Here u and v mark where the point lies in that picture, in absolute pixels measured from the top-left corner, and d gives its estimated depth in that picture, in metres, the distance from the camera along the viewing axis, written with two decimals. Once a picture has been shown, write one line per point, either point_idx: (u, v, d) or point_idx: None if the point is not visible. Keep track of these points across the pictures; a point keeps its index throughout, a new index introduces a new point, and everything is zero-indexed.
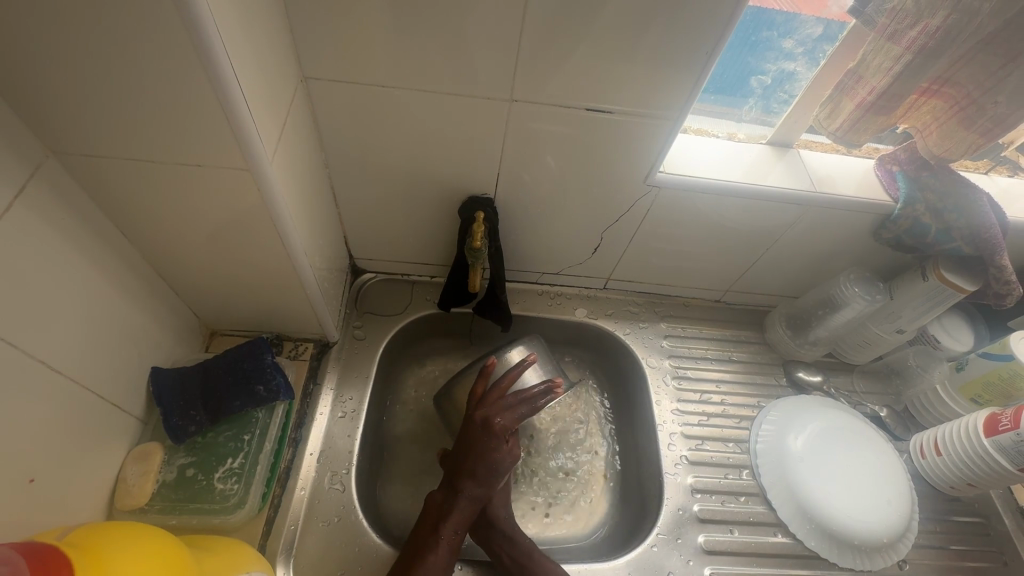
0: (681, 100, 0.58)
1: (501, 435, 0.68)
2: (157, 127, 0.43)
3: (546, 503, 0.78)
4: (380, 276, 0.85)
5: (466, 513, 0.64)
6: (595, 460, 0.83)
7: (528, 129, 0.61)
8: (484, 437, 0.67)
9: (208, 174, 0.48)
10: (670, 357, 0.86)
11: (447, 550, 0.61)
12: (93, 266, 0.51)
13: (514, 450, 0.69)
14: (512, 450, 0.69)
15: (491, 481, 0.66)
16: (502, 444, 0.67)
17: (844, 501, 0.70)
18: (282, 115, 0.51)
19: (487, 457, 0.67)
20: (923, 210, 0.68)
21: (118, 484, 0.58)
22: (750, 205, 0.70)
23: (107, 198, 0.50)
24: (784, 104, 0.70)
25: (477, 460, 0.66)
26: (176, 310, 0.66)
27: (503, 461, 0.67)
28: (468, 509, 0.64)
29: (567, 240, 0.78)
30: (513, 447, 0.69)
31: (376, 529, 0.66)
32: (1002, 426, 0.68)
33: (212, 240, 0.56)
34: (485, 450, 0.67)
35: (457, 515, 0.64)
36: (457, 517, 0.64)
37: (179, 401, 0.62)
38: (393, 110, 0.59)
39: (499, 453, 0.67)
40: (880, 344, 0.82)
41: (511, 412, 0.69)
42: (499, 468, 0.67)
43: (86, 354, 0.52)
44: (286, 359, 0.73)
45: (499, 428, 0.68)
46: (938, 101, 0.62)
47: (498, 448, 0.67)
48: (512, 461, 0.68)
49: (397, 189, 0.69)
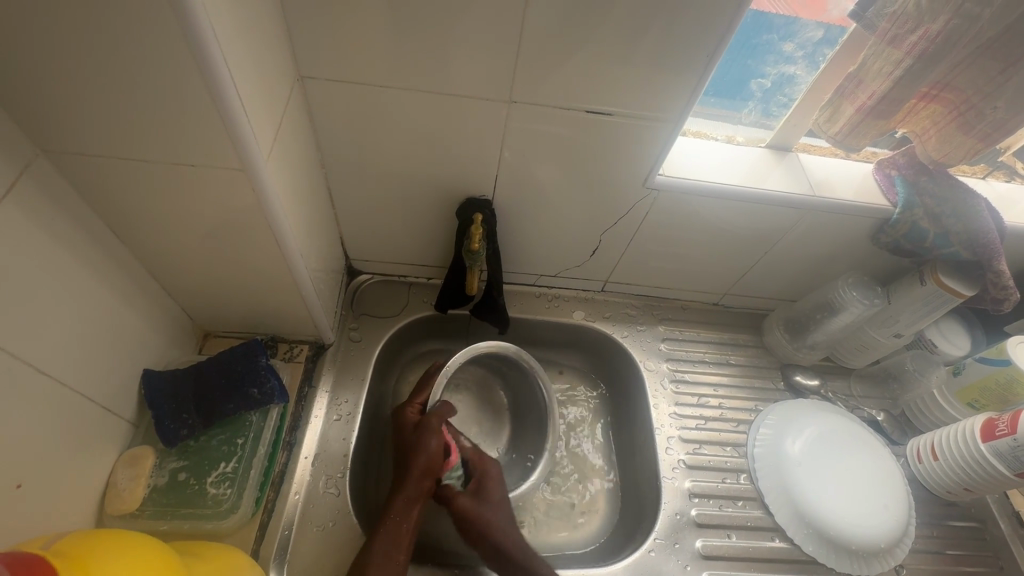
0: (681, 102, 0.57)
1: (408, 421, 0.71)
2: (149, 126, 0.43)
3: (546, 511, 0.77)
4: (376, 278, 0.84)
5: (400, 498, 0.64)
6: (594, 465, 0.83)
7: (527, 132, 0.61)
8: (399, 430, 0.71)
9: (201, 174, 0.47)
10: (668, 360, 0.86)
11: (387, 537, 0.60)
12: (85, 266, 0.50)
13: (427, 422, 0.69)
14: (424, 424, 0.69)
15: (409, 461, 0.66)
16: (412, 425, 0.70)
17: (817, 491, 0.71)
18: (278, 114, 0.50)
19: (405, 443, 0.69)
20: (921, 214, 0.68)
21: (109, 489, 0.57)
22: (749, 209, 0.69)
23: (98, 197, 0.49)
24: (784, 107, 0.70)
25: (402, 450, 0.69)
26: (169, 312, 0.65)
27: (419, 436, 0.68)
28: (404, 495, 0.64)
29: (565, 243, 0.77)
30: (425, 421, 0.69)
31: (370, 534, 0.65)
32: (999, 431, 0.68)
33: (205, 241, 0.55)
34: (402, 439, 0.70)
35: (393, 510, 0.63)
36: (392, 512, 0.62)
37: (172, 403, 0.62)
38: (391, 111, 0.59)
39: (410, 433, 0.70)
40: (878, 348, 0.82)
41: (419, 402, 0.74)
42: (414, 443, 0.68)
43: (76, 357, 0.51)
44: (281, 361, 0.72)
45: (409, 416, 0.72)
46: (937, 106, 0.62)
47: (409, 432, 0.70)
48: (427, 431, 0.68)
49: (394, 191, 0.69)
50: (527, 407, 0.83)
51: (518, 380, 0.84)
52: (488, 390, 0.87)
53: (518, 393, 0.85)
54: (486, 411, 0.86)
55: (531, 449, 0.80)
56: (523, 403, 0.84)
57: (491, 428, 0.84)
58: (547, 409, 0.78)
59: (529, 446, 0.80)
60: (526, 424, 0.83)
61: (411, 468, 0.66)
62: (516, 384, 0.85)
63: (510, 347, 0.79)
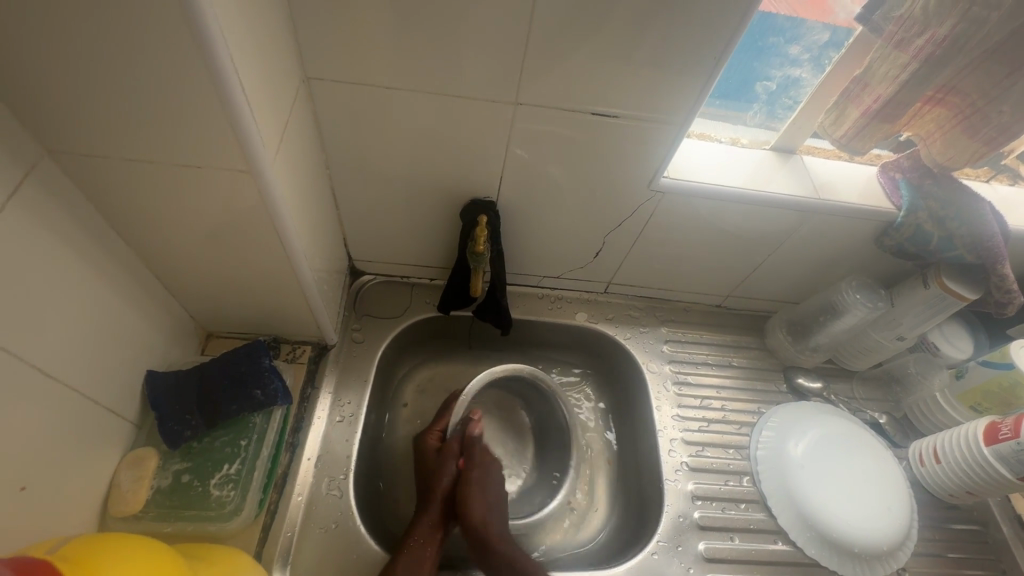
0: (687, 105, 0.57)
1: (430, 448, 0.74)
2: (156, 127, 0.42)
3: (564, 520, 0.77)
4: (379, 278, 0.84)
5: (425, 521, 0.65)
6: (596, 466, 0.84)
7: (532, 133, 0.61)
8: (422, 459, 0.74)
9: (207, 175, 0.47)
10: (671, 362, 0.86)
11: (410, 557, 0.60)
12: (88, 266, 0.50)
13: (447, 448, 0.73)
14: (445, 450, 0.73)
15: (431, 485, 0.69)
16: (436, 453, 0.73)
17: (826, 497, 0.71)
18: (284, 115, 0.50)
19: (428, 470, 0.72)
20: (925, 217, 0.68)
21: (111, 490, 0.56)
22: (753, 212, 0.69)
23: (102, 198, 0.49)
24: (788, 110, 0.70)
25: (426, 478, 0.72)
26: (172, 312, 0.64)
27: (441, 462, 0.72)
28: (429, 517, 0.66)
29: (569, 244, 0.77)
30: (446, 446, 0.73)
31: (375, 538, 0.65)
32: (1002, 434, 0.68)
33: (209, 242, 0.55)
34: (426, 466, 0.73)
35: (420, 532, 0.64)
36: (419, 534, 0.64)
37: (176, 405, 0.61)
38: (396, 112, 0.58)
39: (432, 459, 0.73)
40: (881, 351, 0.82)
41: (439, 429, 0.77)
42: (436, 469, 0.71)
43: (80, 358, 0.50)
44: (284, 362, 0.72)
45: (431, 443, 0.75)
46: (942, 109, 0.61)
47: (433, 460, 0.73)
48: (447, 455, 0.72)
49: (398, 192, 0.68)
50: (547, 425, 0.83)
51: (541, 403, 0.84)
52: (510, 413, 0.87)
53: (540, 413, 0.85)
54: (508, 432, 0.85)
55: (556, 467, 0.80)
56: (544, 422, 0.84)
57: (514, 449, 0.84)
58: (568, 425, 0.80)
59: (554, 464, 0.81)
60: (547, 440, 0.83)
61: (434, 493, 0.68)
62: (538, 405, 0.85)
63: (525, 368, 0.81)
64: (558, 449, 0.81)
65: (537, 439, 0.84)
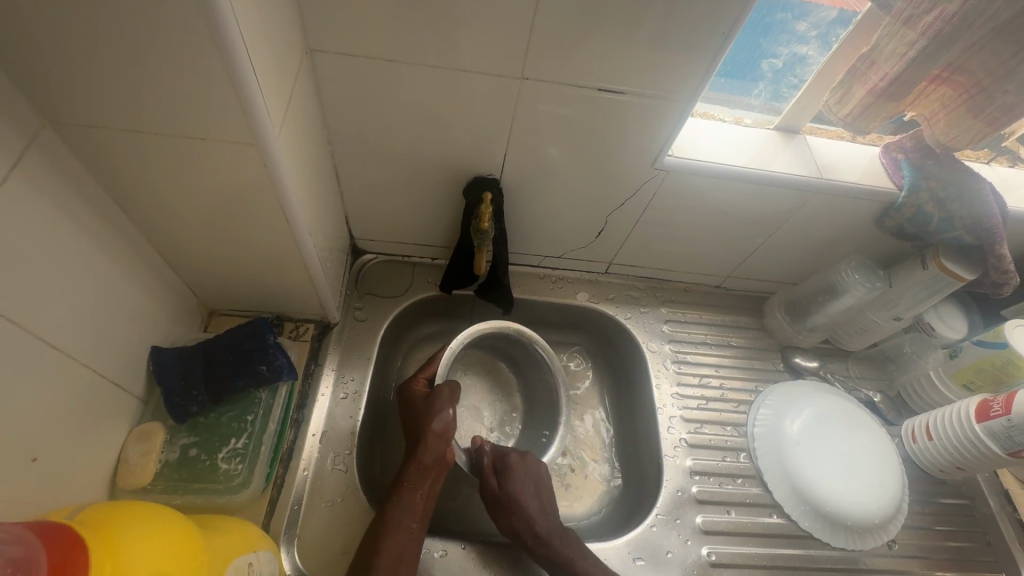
0: (694, 81, 0.57)
1: (417, 392, 0.72)
2: (158, 97, 0.42)
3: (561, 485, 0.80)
4: (380, 257, 0.84)
5: (420, 465, 0.66)
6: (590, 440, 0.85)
7: (537, 110, 0.60)
8: (408, 403, 0.72)
9: (211, 148, 0.46)
10: (671, 342, 0.86)
11: (403, 503, 0.62)
12: (93, 240, 0.50)
13: (437, 393, 0.71)
14: (435, 395, 0.71)
15: (423, 428, 0.68)
16: (422, 401, 0.71)
17: (822, 470, 0.73)
18: (288, 88, 0.49)
19: (416, 413, 0.70)
20: (927, 197, 0.68)
21: (120, 464, 0.57)
22: (757, 191, 0.69)
23: (105, 171, 0.48)
24: (793, 89, 0.69)
25: (413, 422, 0.70)
26: (175, 290, 0.64)
27: (429, 405, 0.70)
28: (422, 461, 0.66)
29: (571, 224, 0.77)
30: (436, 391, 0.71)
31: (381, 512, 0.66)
32: (994, 412, 0.70)
33: (212, 217, 0.54)
34: (411, 412, 0.71)
35: (408, 496, 0.63)
36: (408, 500, 0.63)
37: (182, 380, 0.62)
38: (400, 88, 0.58)
39: (421, 403, 0.71)
40: (877, 331, 0.83)
41: (425, 377, 0.75)
42: (425, 412, 0.69)
43: (85, 333, 0.51)
44: (288, 339, 0.72)
45: (417, 390, 0.73)
46: (948, 89, 0.61)
47: (420, 409, 0.70)
48: (435, 401, 0.70)
49: (401, 169, 0.68)
50: (531, 380, 0.85)
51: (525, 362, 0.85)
52: (496, 369, 0.88)
53: (521, 367, 0.85)
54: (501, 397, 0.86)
55: (546, 426, 0.80)
56: (528, 376, 0.85)
57: (505, 410, 0.85)
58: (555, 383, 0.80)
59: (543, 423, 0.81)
60: (536, 399, 0.84)
61: (427, 436, 0.67)
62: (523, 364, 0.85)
63: (510, 327, 0.80)
64: (546, 407, 0.81)
65: (526, 398, 0.85)
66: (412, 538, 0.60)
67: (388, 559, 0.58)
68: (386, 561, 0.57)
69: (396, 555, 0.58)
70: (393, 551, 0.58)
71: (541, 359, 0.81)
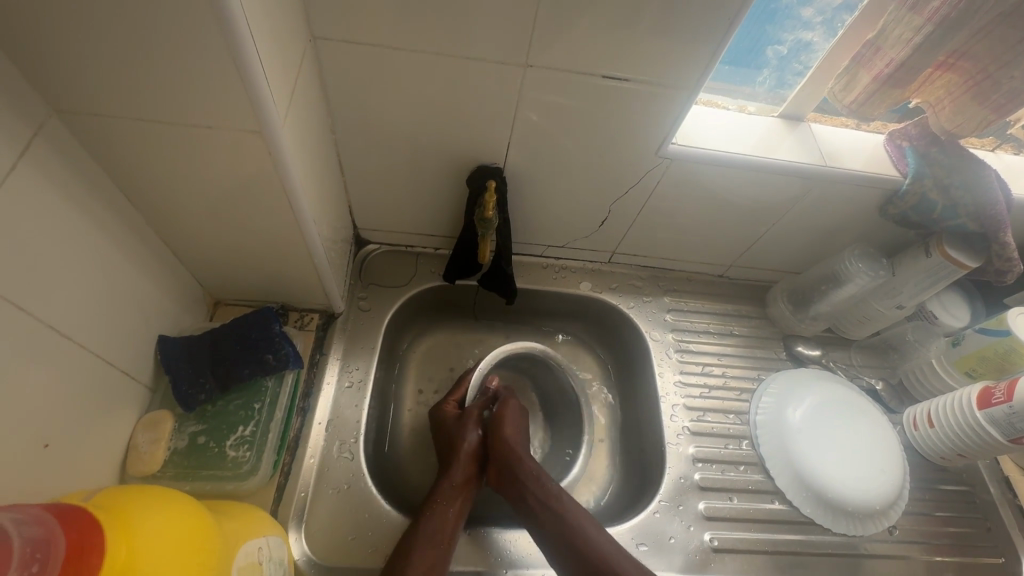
0: (698, 68, 0.56)
1: (448, 415, 0.75)
2: (164, 85, 0.42)
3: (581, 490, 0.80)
4: (383, 247, 0.84)
5: (451, 482, 0.67)
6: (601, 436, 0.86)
7: (540, 98, 0.60)
8: (440, 426, 0.75)
9: (216, 136, 0.46)
10: (673, 331, 0.87)
11: (433, 518, 0.62)
12: (100, 228, 0.50)
13: (467, 414, 0.74)
14: (466, 416, 0.74)
15: (455, 448, 0.71)
16: (454, 421, 0.74)
17: (824, 458, 0.73)
18: (292, 76, 0.49)
19: (449, 433, 0.73)
20: (930, 185, 0.68)
21: (130, 451, 0.57)
22: (760, 179, 0.69)
23: (111, 159, 0.48)
24: (797, 76, 0.69)
25: (444, 443, 0.73)
26: (180, 279, 0.64)
27: (461, 426, 0.73)
28: (454, 480, 0.68)
29: (575, 213, 0.77)
30: (467, 412, 0.74)
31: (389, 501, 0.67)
32: (996, 398, 0.70)
33: (217, 206, 0.55)
34: (444, 432, 0.74)
35: (439, 510, 0.64)
36: (439, 514, 0.63)
37: (189, 368, 0.62)
38: (404, 76, 0.58)
39: (453, 425, 0.74)
40: (879, 320, 0.83)
41: (454, 399, 0.78)
42: (456, 432, 0.72)
43: (93, 321, 0.51)
44: (293, 329, 0.72)
45: (447, 410, 0.76)
46: (953, 75, 0.61)
47: (453, 429, 0.73)
48: (466, 422, 0.73)
49: (405, 158, 0.68)
50: (557, 403, 0.85)
51: (545, 378, 0.86)
52: (524, 394, 0.88)
53: (548, 391, 0.86)
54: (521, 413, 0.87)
55: (569, 443, 0.82)
56: (554, 400, 0.86)
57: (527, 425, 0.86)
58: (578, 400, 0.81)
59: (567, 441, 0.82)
60: (561, 420, 0.84)
61: (457, 455, 0.70)
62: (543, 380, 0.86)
63: (536, 347, 0.82)
64: (571, 426, 0.83)
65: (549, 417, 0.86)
66: (443, 553, 0.60)
67: (417, 571, 0.57)
68: (415, 572, 0.57)
69: (425, 569, 0.58)
70: (422, 562, 0.58)
71: (565, 381, 0.83)
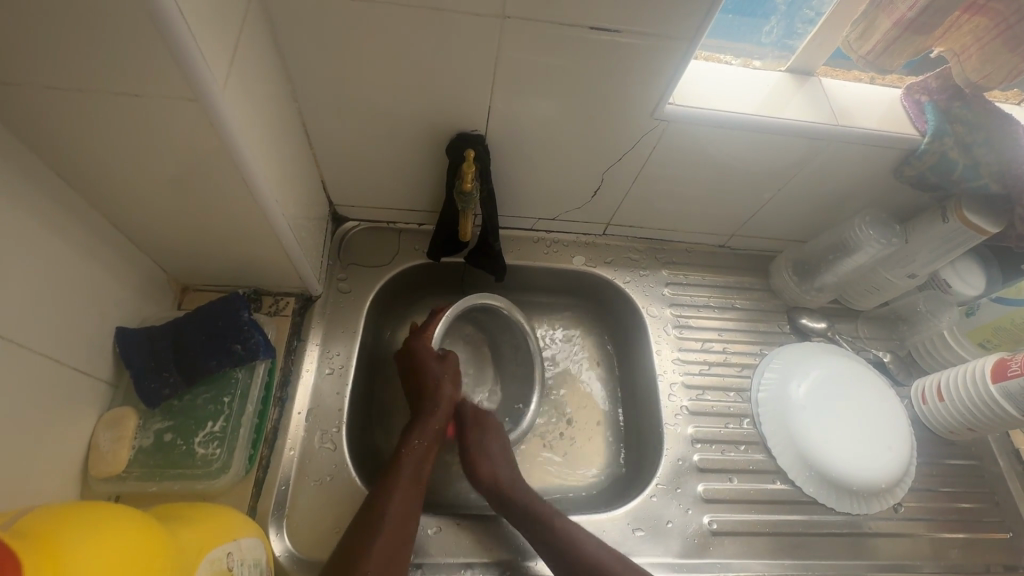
0: (697, 14, 0.50)
1: (428, 353, 0.71)
2: (75, 44, 0.36)
3: (535, 450, 0.78)
4: (363, 225, 0.79)
5: (430, 427, 0.66)
6: (569, 401, 0.83)
7: (521, 55, 0.54)
8: (412, 356, 0.71)
9: (148, 105, 0.41)
10: (671, 306, 0.82)
11: (411, 461, 0.61)
12: (34, 214, 0.45)
13: (447, 359, 0.71)
14: (446, 362, 0.71)
15: (431, 395, 0.68)
16: (431, 364, 0.70)
17: (820, 421, 0.71)
18: (233, 32, 0.43)
19: (423, 373, 0.70)
20: (952, 143, 0.63)
21: (91, 452, 0.54)
22: (765, 142, 0.64)
23: (34, 137, 0.43)
24: (808, 24, 0.62)
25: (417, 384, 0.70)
26: (138, 266, 0.60)
27: (438, 372, 0.70)
28: (433, 423, 0.66)
29: (565, 183, 0.72)
30: (447, 358, 0.71)
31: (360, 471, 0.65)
32: (1011, 371, 0.66)
33: (164, 185, 0.49)
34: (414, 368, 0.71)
35: (411, 457, 0.62)
36: (410, 462, 0.61)
37: (150, 362, 0.58)
38: (367, 32, 0.51)
39: (432, 366, 0.70)
40: (889, 290, 0.78)
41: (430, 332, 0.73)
42: (436, 376, 0.69)
43: (36, 317, 0.47)
44: (265, 316, 0.68)
45: (423, 345, 0.72)
46: (982, 19, 0.55)
47: (429, 370, 0.70)
48: (444, 371, 0.70)
49: (376, 127, 0.62)
50: (511, 359, 0.82)
51: (509, 339, 0.82)
52: (479, 349, 0.85)
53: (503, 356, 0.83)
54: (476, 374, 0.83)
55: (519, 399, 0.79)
56: (506, 354, 0.83)
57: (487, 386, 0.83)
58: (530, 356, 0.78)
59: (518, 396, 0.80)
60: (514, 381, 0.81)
61: (434, 399, 0.68)
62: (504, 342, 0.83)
63: (502, 303, 0.77)
64: (520, 383, 0.80)
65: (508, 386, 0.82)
66: (415, 498, 0.59)
67: (393, 515, 0.56)
68: (393, 514, 0.56)
69: (400, 513, 0.56)
70: (398, 509, 0.57)
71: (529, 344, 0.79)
